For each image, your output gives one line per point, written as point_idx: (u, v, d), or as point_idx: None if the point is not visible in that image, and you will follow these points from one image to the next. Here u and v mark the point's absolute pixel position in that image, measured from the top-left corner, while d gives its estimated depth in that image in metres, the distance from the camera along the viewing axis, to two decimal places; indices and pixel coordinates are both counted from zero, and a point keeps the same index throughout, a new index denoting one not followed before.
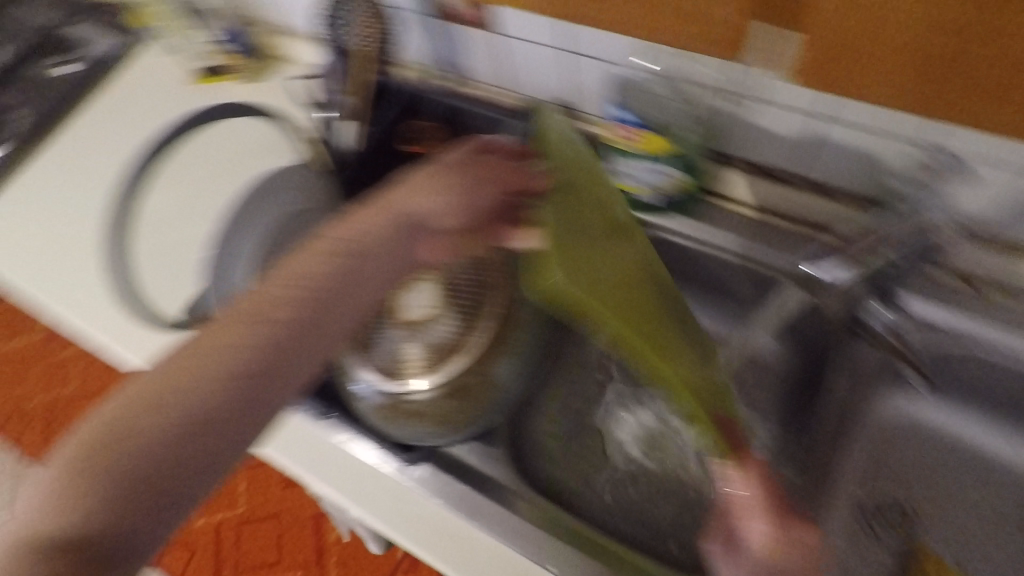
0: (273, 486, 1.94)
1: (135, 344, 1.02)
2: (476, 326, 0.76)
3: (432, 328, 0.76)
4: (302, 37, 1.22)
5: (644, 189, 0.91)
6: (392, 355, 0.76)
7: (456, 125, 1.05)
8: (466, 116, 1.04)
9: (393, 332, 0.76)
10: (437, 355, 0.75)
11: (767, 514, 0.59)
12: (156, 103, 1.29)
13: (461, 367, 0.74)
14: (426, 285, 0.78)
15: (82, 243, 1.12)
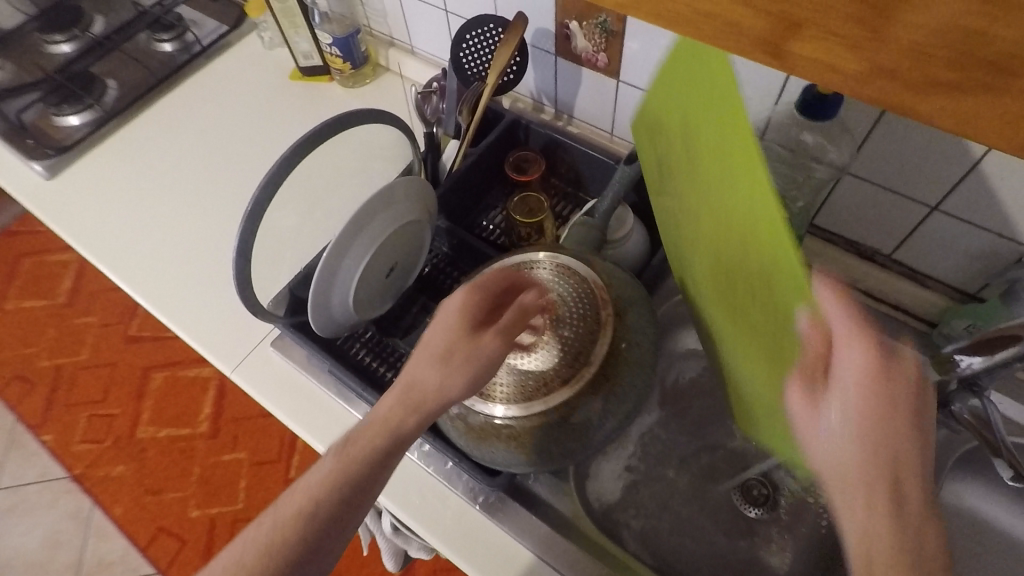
0: (276, 487, 1.97)
1: (196, 333, 1.02)
2: (580, 361, 0.73)
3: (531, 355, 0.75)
4: (410, 55, 1.29)
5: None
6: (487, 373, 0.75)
7: (557, 158, 1.08)
8: (567, 151, 1.06)
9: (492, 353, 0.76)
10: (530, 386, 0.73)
11: (846, 323, 0.45)
12: (261, 95, 1.34)
13: (560, 401, 0.72)
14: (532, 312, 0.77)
15: (168, 219, 1.16)
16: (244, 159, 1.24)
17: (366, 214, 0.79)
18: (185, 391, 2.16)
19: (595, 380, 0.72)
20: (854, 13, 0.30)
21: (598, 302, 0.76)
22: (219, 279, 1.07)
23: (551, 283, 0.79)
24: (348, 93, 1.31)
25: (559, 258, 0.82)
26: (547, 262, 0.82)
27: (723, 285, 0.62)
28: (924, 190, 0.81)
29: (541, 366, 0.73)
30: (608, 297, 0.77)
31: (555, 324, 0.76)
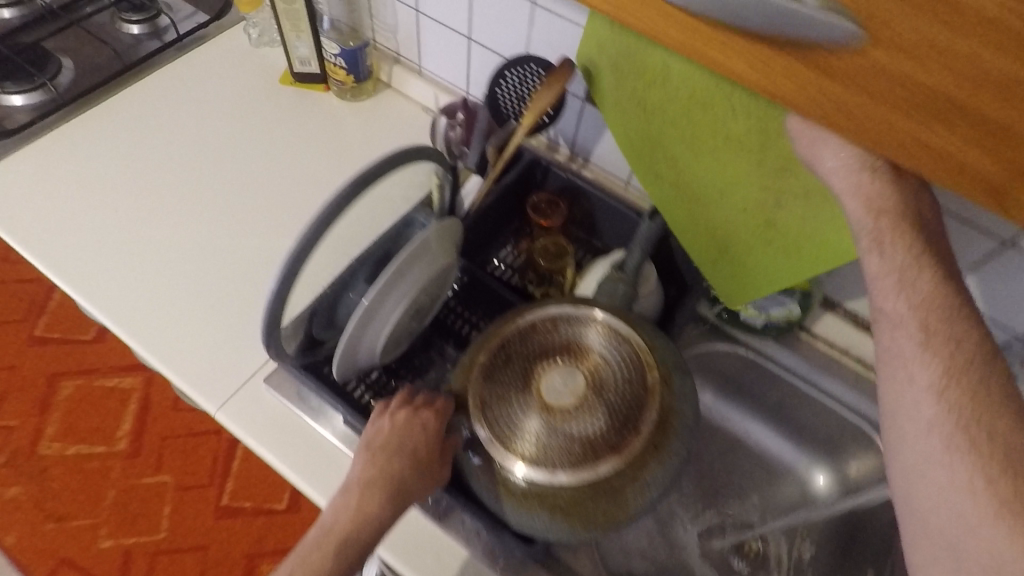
0: (204, 516, 1.80)
1: (175, 365, 0.91)
2: (629, 430, 0.72)
3: (574, 420, 0.74)
4: (414, 75, 1.20)
5: (756, 313, 0.97)
6: (527, 433, 0.74)
7: (573, 204, 1.06)
8: (586, 198, 1.05)
9: (533, 416, 0.75)
10: (574, 450, 0.72)
11: None
12: (247, 97, 1.23)
13: (609, 473, 0.70)
14: (574, 376, 0.77)
15: (140, 230, 1.03)
16: (228, 168, 1.13)
17: (406, 262, 0.74)
18: (101, 404, 1.93)
19: (645, 450, 0.71)
20: (968, 136, 0.44)
21: (644, 369, 0.76)
22: (202, 304, 0.97)
23: (594, 347, 0.78)
24: (346, 107, 1.23)
25: (601, 317, 0.81)
26: (588, 320, 0.81)
27: (735, 178, 0.79)
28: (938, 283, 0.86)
29: (587, 431, 0.73)
30: (653, 364, 0.76)
31: (597, 386, 0.75)
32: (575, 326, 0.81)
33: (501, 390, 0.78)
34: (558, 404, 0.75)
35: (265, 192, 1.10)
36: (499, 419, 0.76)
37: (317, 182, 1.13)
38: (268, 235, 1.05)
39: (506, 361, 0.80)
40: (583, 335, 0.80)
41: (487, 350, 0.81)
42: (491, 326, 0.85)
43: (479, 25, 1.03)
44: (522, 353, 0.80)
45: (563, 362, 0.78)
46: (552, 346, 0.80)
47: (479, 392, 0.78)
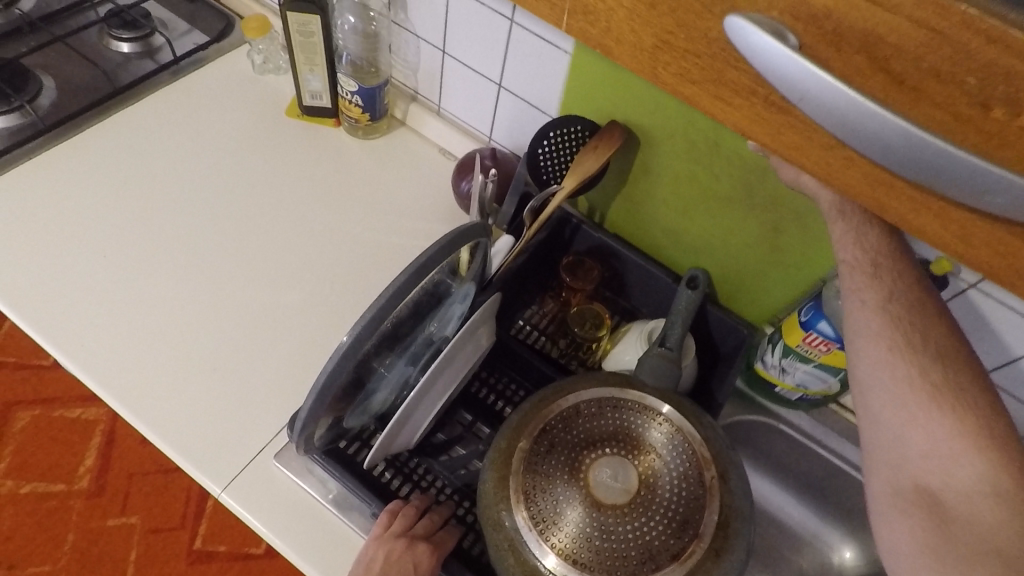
0: (174, 561, 1.68)
1: (174, 438, 0.83)
2: (689, 533, 0.68)
3: (628, 520, 0.68)
4: (434, 115, 1.13)
5: (796, 387, 0.93)
6: (578, 534, 0.68)
7: (605, 262, 1.00)
8: (618, 257, 0.98)
9: (583, 513, 0.68)
10: (630, 556, 0.67)
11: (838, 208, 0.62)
12: (249, 128, 1.14)
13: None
14: (625, 468, 0.71)
15: (133, 278, 0.94)
16: (228, 208, 1.04)
17: (454, 347, 0.71)
18: (61, 437, 1.78)
19: (707, 557, 0.66)
20: None
21: (700, 465, 0.72)
22: (204, 367, 0.88)
23: (646, 435, 0.74)
24: (358, 145, 1.14)
25: (651, 403, 0.76)
26: (637, 405, 0.76)
27: (721, 203, 0.89)
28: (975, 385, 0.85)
29: (643, 534, 0.68)
30: (710, 460, 0.72)
31: (652, 483, 0.71)
32: (623, 412, 0.76)
33: (545, 482, 0.71)
34: (611, 501, 0.69)
35: (271, 236, 1.01)
36: (545, 515, 0.69)
37: (325, 224, 1.04)
38: (274, 287, 0.96)
39: (549, 449, 0.73)
40: (633, 423, 0.75)
41: (527, 434, 0.74)
42: (528, 405, 0.77)
43: (511, 73, 0.97)
44: (567, 439, 0.74)
45: (613, 453, 0.72)
46: (599, 433, 0.74)
47: (521, 484, 0.71)
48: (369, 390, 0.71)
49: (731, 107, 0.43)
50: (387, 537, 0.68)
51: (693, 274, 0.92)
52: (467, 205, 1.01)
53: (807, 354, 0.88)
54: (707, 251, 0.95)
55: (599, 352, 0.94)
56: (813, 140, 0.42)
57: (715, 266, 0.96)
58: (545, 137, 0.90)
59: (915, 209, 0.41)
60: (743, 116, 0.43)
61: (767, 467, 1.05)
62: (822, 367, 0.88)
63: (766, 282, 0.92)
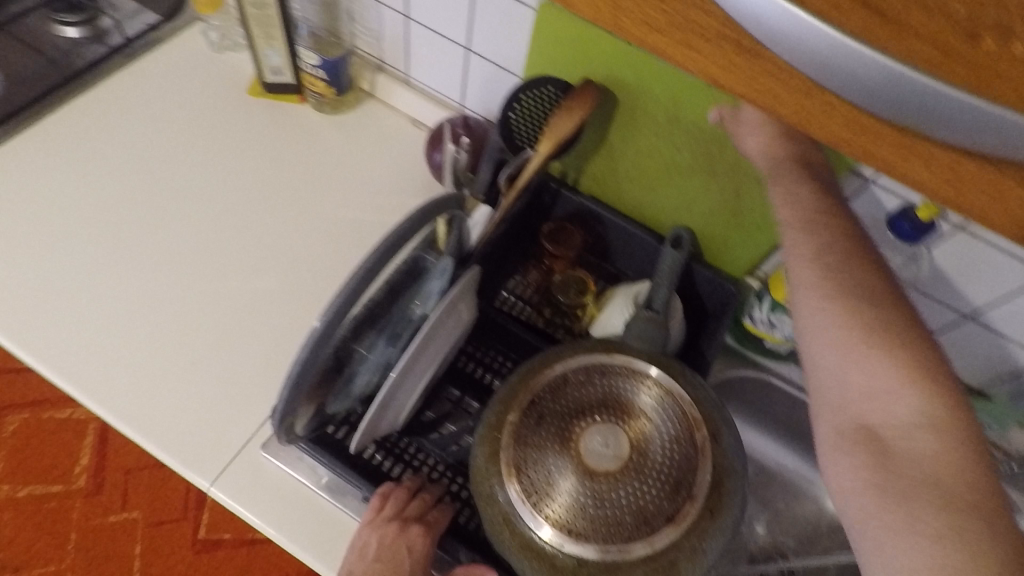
0: (179, 552, 1.68)
1: (157, 434, 0.81)
2: (683, 495, 0.67)
3: (622, 485, 0.68)
4: (403, 85, 1.09)
5: (783, 340, 0.93)
6: (572, 504, 0.67)
7: (586, 227, 0.98)
8: (600, 221, 0.96)
9: (576, 482, 0.68)
10: (625, 521, 0.66)
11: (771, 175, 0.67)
12: (209, 109, 1.09)
13: (667, 543, 0.65)
14: (617, 434, 0.70)
15: (100, 274, 0.91)
16: (193, 196, 1.00)
17: (435, 323, 0.69)
18: (54, 438, 1.77)
19: (700, 517, 0.66)
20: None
21: (690, 426, 0.71)
22: (182, 360, 0.86)
23: (636, 399, 0.73)
24: (326, 120, 1.10)
25: (638, 368, 0.75)
26: (624, 371, 0.75)
27: (698, 160, 0.86)
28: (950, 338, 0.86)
29: (637, 498, 0.67)
30: (700, 421, 0.71)
31: (643, 448, 0.70)
32: (611, 379, 0.74)
33: (537, 453, 0.70)
34: (603, 468, 0.69)
35: (242, 222, 0.98)
36: (537, 487, 0.68)
37: (296, 206, 1.00)
38: (248, 274, 0.94)
39: (538, 419, 0.72)
40: (622, 390, 0.74)
41: (516, 409, 0.72)
42: (515, 378, 0.76)
43: (478, 34, 0.93)
44: (557, 409, 0.73)
45: (603, 421, 0.71)
46: (589, 400, 0.73)
47: (512, 457, 0.70)
48: (353, 372, 0.70)
49: (696, 54, 0.41)
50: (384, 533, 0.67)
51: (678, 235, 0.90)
52: (440, 176, 0.98)
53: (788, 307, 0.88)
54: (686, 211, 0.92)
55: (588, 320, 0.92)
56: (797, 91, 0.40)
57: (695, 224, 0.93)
58: (517, 99, 0.87)
59: (890, 154, 0.40)
60: (713, 64, 0.41)
61: (764, 424, 1.03)
62: None
63: (748, 236, 0.90)
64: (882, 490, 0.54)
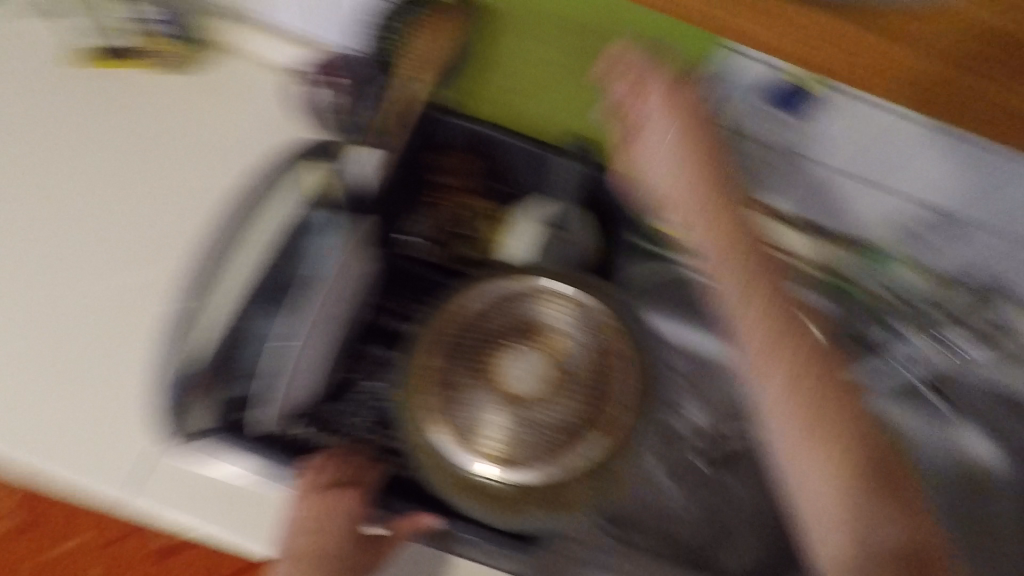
0: None
1: (29, 456, 0.71)
2: (607, 399, 0.67)
3: (545, 403, 0.67)
4: (255, 26, 0.95)
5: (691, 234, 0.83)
6: (503, 434, 0.65)
7: (482, 153, 0.84)
8: (493, 143, 0.83)
9: (502, 411, 0.66)
10: (562, 441, 0.65)
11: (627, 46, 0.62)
12: (28, 88, 0.93)
13: (602, 447, 0.65)
14: (532, 355, 0.70)
15: None
16: (30, 188, 0.86)
17: (334, 272, 0.70)
18: None
19: (625, 413, 0.66)
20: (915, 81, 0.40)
21: (609, 335, 0.70)
22: (39, 375, 0.75)
23: (547, 315, 0.71)
24: (174, 80, 0.95)
25: (549, 288, 0.72)
26: (538, 294, 0.72)
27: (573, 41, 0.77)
28: (836, 209, 0.78)
29: (568, 416, 0.67)
30: (620, 327, 0.70)
31: (567, 365, 0.68)
32: (526, 304, 0.72)
33: (458, 391, 0.67)
34: (531, 395, 0.68)
35: (88, 210, 0.85)
36: (466, 426, 0.65)
37: (148, 181, 0.87)
38: (103, 268, 0.81)
39: (454, 356, 0.69)
40: (540, 313, 0.72)
41: (434, 354, 0.69)
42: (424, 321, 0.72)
43: None
44: (469, 343, 0.70)
45: (524, 348, 0.70)
46: (500, 327, 0.71)
47: (435, 401, 0.66)
48: (241, 352, 0.68)
49: None
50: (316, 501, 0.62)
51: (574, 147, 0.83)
52: (317, 120, 0.87)
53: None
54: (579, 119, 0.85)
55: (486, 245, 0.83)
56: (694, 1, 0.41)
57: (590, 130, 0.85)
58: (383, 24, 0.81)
59: (746, 24, 0.42)
60: None
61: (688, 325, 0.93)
62: None
63: None
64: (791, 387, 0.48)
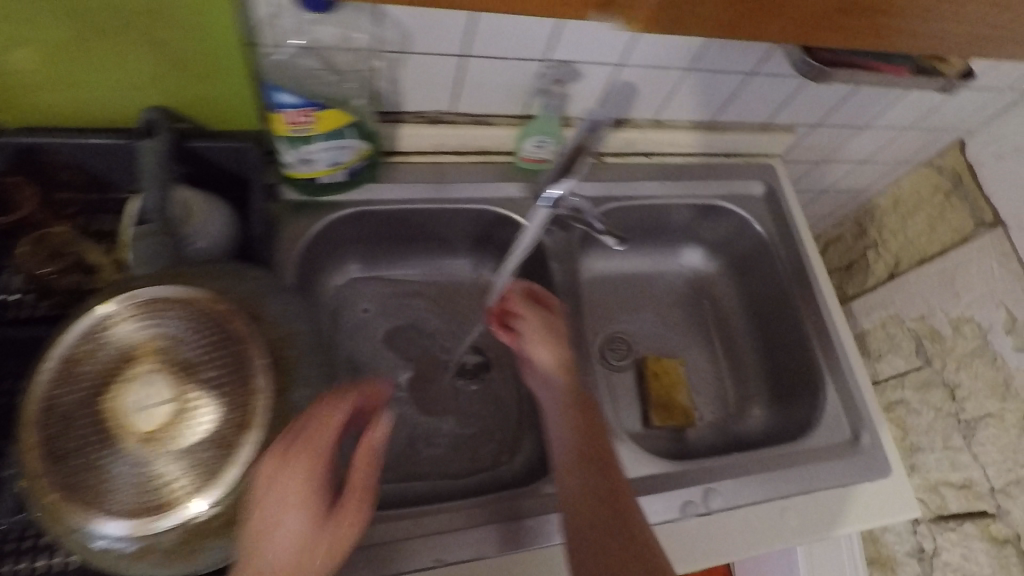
0: None
1: None
2: (245, 355, 0.39)
3: (192, 420, 0.38)
4: None
5: (319, 173, 0.54)
6: (144, 487, 0.38)
7: (39, 173, 0.49)
8: (59, 149, 0.48)
9: (129, 458, 0.38)
10: (233, 439, 0.38)
11: None
12: None
13: (257, 412, 0.38)
14: (140, 361, 0.39)
15: None
16: None
17: None
18: None
19: (253, 348, 0.39)
20: None
21: (214, 315, 0.40)
22: None
23: (146, 294, 0.40)
24: None
25: (142, 295, 0.40)
26: (128, 309, 0.40)
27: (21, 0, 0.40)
28: (473, 102, 0.60)
29: (226, 413, 0.38)
30: (232, 305, 0.40)
31: (193, 351, 0.39)
32: (106, 330, 0.39)
33: (60, 459, 0.38)
34: (177, 426, 0.38)
35: None
36: (89, 494, 0.37)
37: None
38: None
39: (37, 411, 0.38)
40: (124, 337, 0.39)
41: (26, 432, 0.38)
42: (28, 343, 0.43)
43: None
44: (61, 378, 0.39)
45: (135, 378, 0.39)
46: (86, 338, 0.39)
47: (38, 487, 0.38)
48: None
49: None
50: (299, 449, 0.37)
51: (144, 120, 0.48)
52: None
53: (305, 134, 0.49)
54: (145, 87, 0.47)
55: (109, 269, 0.49)
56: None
57: (176, 95, 0.49)
58: None
59: None
60: None
61: (453, 251, 0.69)
62: (333, 135, 0.51)
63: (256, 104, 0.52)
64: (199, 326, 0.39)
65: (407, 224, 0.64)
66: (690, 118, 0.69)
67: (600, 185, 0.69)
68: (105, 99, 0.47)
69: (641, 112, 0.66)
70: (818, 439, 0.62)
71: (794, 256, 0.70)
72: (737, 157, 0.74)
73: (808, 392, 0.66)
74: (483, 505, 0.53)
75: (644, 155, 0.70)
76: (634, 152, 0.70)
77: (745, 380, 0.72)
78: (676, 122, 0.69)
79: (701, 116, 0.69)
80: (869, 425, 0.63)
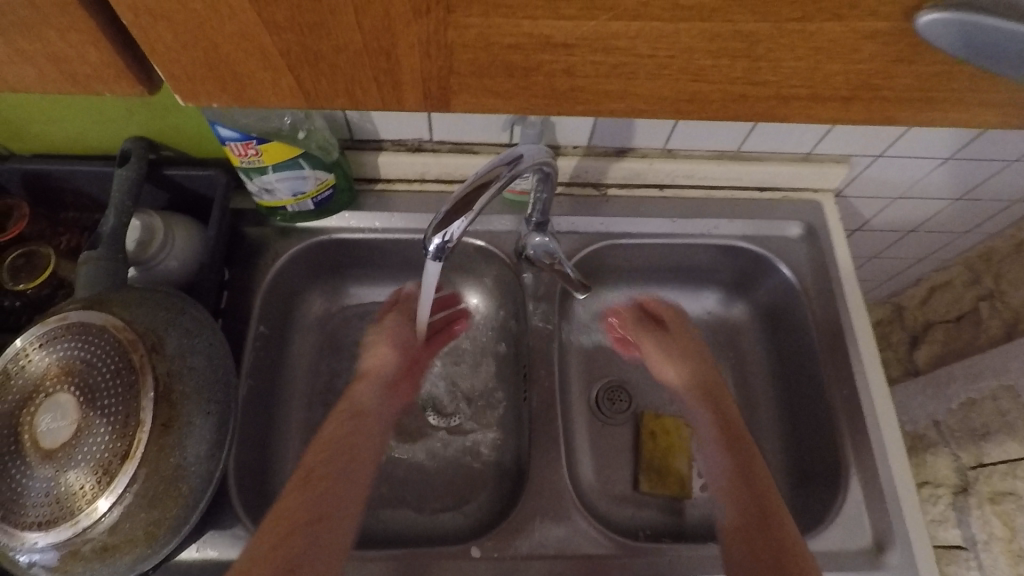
0: None
1: None
2: (138, 383, 0.40)
3: (84, 440, 0.39)
4: None
5: (280, 199, 0.54)
6: (42, 503, 0.38)
7: (48, 192, 0.54)
8: (59, 174, 0.53)
9: (27, 475, 0.38)
10: (115, 467, 0.38)
11: None
12: None
13: (140, 443, 0.39)
14: (49, 380, 0.40)
15: None
16: None
17: None
18: None
19: (148, 376, 0.41)
20: None
21: (120, 344, 0.41)
22: None
23: (65, 317, 0.42)
24: None
25: (69, 318, 0.42)
26: (51, 332, 0.41)
27: None
28: (450, 131, 0.57)
29: (113, 440, 0.39)
30: (138, 336, 0.42)
31: (95, 373, 0.40)
32: (29, 349, 0.41)
33: None
34: (74, 447, 0.39)
35: None
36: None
37: None
38: None
39: None
40: (39, 358, 0.41)
41: None
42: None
43: None
44: None
45: (45, 397, 0.40)
46: (8, 357, 0.41)
47: None
48: None
49: None
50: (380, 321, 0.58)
51: (122, 149, 0.52)
52: None
53: (258, 164, 0.50)
54: (124, 120, 0.51)
55: None
56: (107, 41, 0.23)
57: (154, 129, 0.52)
58: None
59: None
60: None
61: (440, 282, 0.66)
62: (287, 166, 0.50)
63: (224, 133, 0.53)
64: (105, 352, 0.41)
65: (388, 253, 0.62)
66: (711, 148, 0.61)
67: (601, 218, 0.62)
68: (95, 129, 0.52)
69: (649, 142, 0.60)
70: (829, 541, 0.51)
71: (828, 315, 0.59)
72: (773, 193, 0.64)
73: (830, 482, 0.55)
74: (401, 557, 0.50)
75: (658, 188, 0.63)
76: (644, 183, 0.63)
77: (763, 455, 0.62)
78: (692, 152, 0.61)
79: (722, 147, 0.60)
80: (899, 537, 0.51)
